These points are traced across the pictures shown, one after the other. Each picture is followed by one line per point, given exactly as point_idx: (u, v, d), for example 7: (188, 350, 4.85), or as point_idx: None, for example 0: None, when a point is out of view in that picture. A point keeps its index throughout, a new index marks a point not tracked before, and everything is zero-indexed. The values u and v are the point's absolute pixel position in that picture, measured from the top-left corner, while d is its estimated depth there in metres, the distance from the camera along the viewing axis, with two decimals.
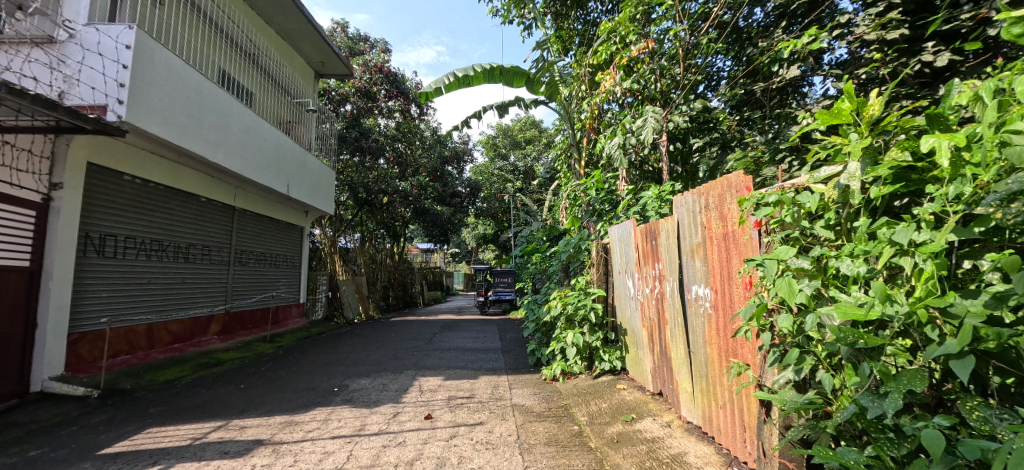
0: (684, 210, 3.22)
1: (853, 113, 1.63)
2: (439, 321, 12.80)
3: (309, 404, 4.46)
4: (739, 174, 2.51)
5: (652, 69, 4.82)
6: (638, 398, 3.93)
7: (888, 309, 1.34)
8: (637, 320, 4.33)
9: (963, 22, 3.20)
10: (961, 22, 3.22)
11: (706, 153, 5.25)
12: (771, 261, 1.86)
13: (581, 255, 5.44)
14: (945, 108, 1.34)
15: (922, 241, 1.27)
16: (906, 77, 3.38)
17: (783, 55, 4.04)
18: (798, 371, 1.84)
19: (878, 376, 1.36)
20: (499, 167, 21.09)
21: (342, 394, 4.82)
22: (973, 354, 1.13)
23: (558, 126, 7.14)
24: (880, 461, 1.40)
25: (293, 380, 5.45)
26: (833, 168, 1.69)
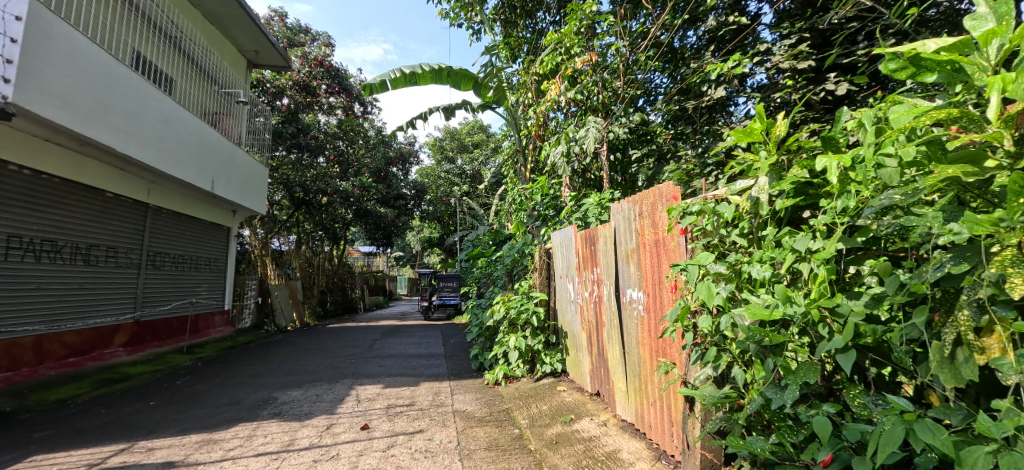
0: (621, 218, 3.37)
1: (763, 132, 1.80)
2: (380, 327, 12.46)
3: (231, 420, 4.19)
4: (669, 184, 2.67)
5: (595, 81, 5.02)
6: (577, 398, 4.05)
7: (789, 309, 1.49)
8: (576, 323, 4.45)
9: (861, 58, 3.62)
10: (859, 57, 3.64)
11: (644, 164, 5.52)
12: (694, 266, 2.01)
13: (525, 260, 5.55)
14: (836, 132, 1.50)
15: (816, 248, 1.43)
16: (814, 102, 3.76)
17: (710, 76, 4.35)
18: (717, 368, 1.99)
19: (781, 370, 1.52)
20: (446, 170, 20.96)
21: (270, 407, 4.58)
22: (855, 349, 1.27)
23: (505, 132, 7.23)
24: (782, 448, 1.55)
25: (214, 394, 5.10)
26: (746, 182, 1.85)
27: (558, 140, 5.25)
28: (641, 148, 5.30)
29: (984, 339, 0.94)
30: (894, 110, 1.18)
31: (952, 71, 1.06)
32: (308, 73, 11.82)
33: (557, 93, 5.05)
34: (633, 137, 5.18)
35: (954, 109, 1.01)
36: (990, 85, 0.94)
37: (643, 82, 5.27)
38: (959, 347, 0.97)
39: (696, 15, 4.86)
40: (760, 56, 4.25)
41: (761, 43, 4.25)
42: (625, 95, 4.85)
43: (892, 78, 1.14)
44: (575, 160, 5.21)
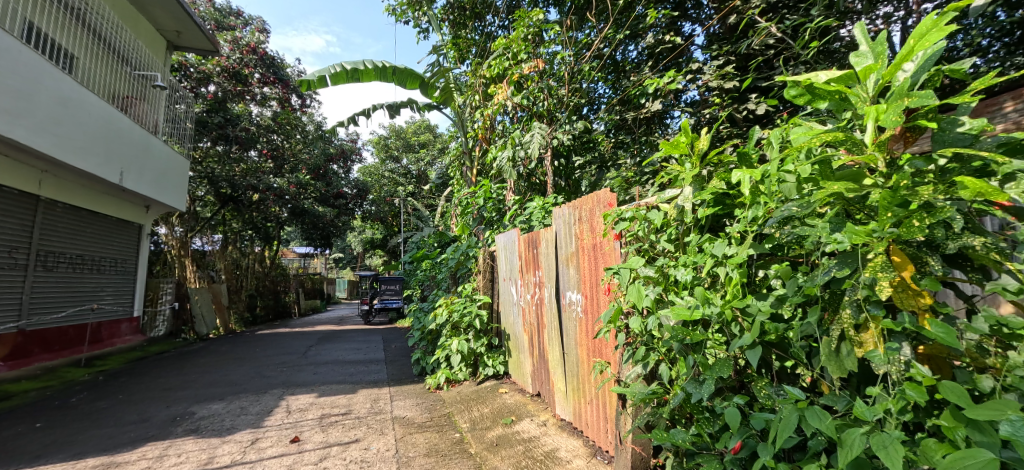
0: (561, 222, 3.48)
1: (688, 145, 1.94)
2: (316, 333, 11.94)
3: (139, 440, 3.87)
4: (607, 190, 2.79)
5: (540, 88, 5.12)
6: (518, 400, 4.11)
7: (707, 309, 1.61)
8: (518, 325, 4.52)
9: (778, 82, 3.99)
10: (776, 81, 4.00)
11: (587, 171, 5.70)
12: (626, 270, 2.13)
13: (468, 263, 5.55)
14: (750, 148, 1.65)
15: (731, 253, 1.56)
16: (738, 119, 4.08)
17: (648, 90, 4.59)
18: (645, 366, 2.10)
19: (700, 366, 1.64)
20: (390, 169, 20.53)
21: (186, 424, 4.27)
22: (761, 346, 1.40)
23: (452, 133, 7.21)
24: (700, 438, 1.68)
25: (120, 412, 4.68)
26: (673, 191, 1.98)
27: (504, 143, 5.33)
28: (584, 155, 5.48)
29: (861, 336, 1.06)
30: (795, 131, 1.31)
31: (839, 100, 1.19)
32: (239, 59, 11.02)
33: (503, 97, 5.12)
34: (577, 144, 5.33)
35: (840, 133, 1.13)
36: (867, 114, 1.07)
37: (586, 92, 5.45)
38: (843, 342, 1.09)
39: (634, 32, 5.13)
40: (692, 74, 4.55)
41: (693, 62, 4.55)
42: (569, 104, 5.00)
43: (793, 103, 1.28)
44: (519, 164, 5.30)
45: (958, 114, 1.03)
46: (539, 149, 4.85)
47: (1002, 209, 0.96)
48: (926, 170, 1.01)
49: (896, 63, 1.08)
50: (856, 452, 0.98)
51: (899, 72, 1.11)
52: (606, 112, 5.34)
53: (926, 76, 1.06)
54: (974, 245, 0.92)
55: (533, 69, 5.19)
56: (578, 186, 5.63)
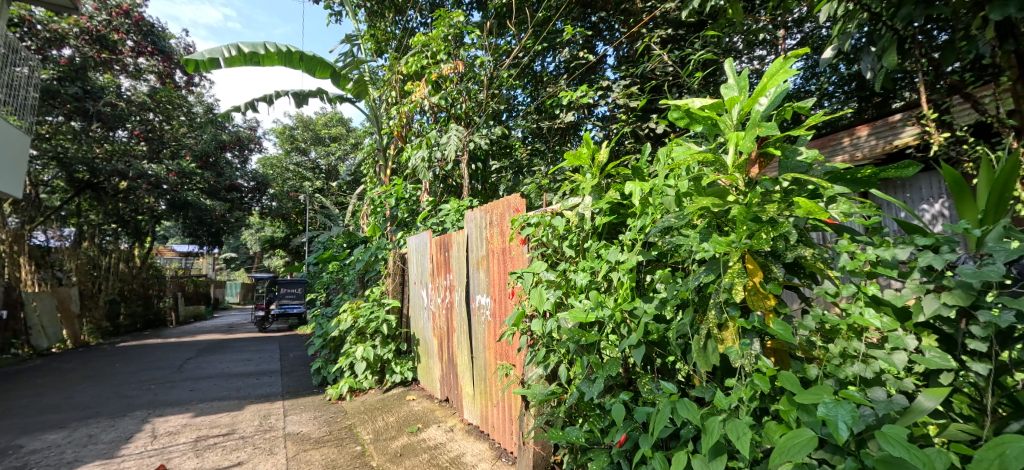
0: (473, 225, 3.50)
1: (589, 157, 2.05)
2: (197, 343, 10.73)
3: None
4: (517, 195, 2.87)
5: (460, 90, 5.13)
6: (425, 407, 4.04)
7: (600, 311, 1.73)
8: (428, 330, 4.45)
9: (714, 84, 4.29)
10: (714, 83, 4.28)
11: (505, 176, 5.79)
12: (529, 274, 2.20)
13: (377, 265, 5.34)
14: (643, 161, 1.79)
15: (623, 260, 1.67)
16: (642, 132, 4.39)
17: (562, 102, 4.83)
18: (545, 367, 2.18)
19: (593, 365, 1.74)
20: (295, 162, 19.27)
21: (10, 460, 3.62)
22: (645, 344, 1.53)
23: (366, 129, 6.95)
24: (593, 433, 1.78)
25: None
26: (575, 199, 2.10)
27: (417, 143, 5.26)
28: (501, 160, 5.57)
29: (721, 333, 1.19)
30: (676, 150, 1.45)
31: (711, 125, 1.35)
32: (106, 22, 9.73)
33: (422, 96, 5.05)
34: (494, 149, 5.40)
35: (708, 155, 1.28)
36: (729, 139, 1.22)
37: (504, 97, 5.57)
38: (709, 339, 1.22)
39: (552, 44, 5.38)
40: (602, 91, 4.87)
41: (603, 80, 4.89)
42: (487, 107, 5.07)
43: (675, 124, 1.42)
44: (434, 166, 5.25)
45: (798, 145, 1.21)
46: (456, 151, 4.85)
47: (829, 225, 1.14)
48: (772, 191, 1.18)
49: (753, 96, 1.25)
50: (714, 438, 1.11)
51: (755, 105, 1.28)
52: (524, 120, 5.52)
53: (776, 110, 1.24)
54: (805, 255, 1.09)
55: (452, 70, 5.18)
56: (493, 190, 5.70)
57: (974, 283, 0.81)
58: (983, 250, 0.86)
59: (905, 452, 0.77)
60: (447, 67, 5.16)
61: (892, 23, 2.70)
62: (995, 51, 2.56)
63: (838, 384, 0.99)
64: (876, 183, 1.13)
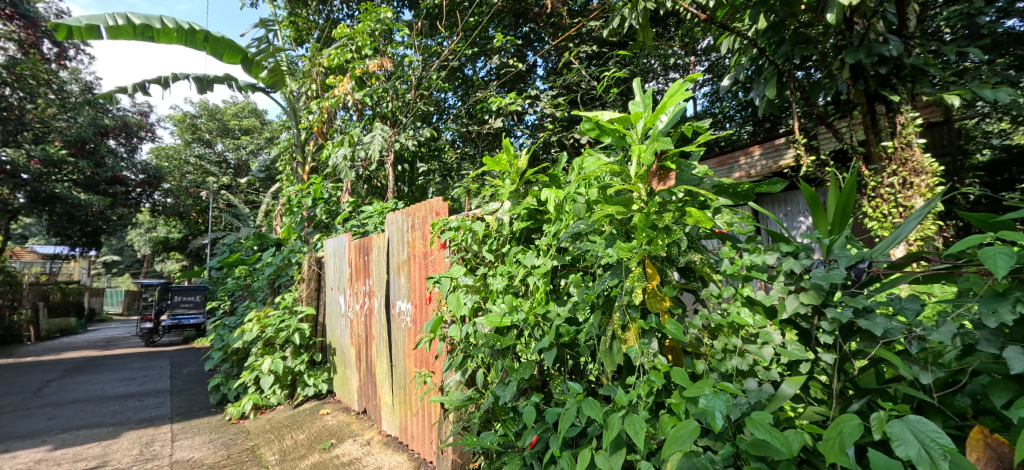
0: (394, 228, 3.41)
1: (508, 163, 2.08)
2: (64, 362, 9.34)
3: None
4: (439, 199, 2.84)
5: (386, 88, 5.03)
6: (341, 420, 3.85)
7: (515, 316, 1.76)
8: (345, 338, 4.25)
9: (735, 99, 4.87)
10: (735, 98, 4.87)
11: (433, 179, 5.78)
12: (446, 279, 2.18)
13: (289, 269, 5.01)
14: (560, 169, 1.86)
15: (539, 265, 1.71)
16: (566, 140, 4.58)
17: (491, 107, 4.93)
18: (462, 373, 2.17)
19: (508, 370, 1.76)
20: (197, 154, 17.70)
21: None
22: (556, 347, 1.57)
23: (281, 124, 6.57)
24: (507, 438, 1.80)
25: None
26: (495, 204, 2.13)
27: (337, 141, 5.06)
28: (429, 162, 5.61)
29: (624, 334, 1.27)
30: (588, 160, 1.52)
31: (620, 137, 1.44)
32: None
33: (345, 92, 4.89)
34: (422, 151, 5.43)
35: (615, 166, 1.36)
36: (633, 152, 1.31)
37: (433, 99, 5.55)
38: (614, 340, 1.29)
39: (483, 50, 5.45)
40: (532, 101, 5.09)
41: (532, 89, 5.12)
42: (415, 107, 5.01)
43: (587, 135, 1.50)
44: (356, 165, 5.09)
45: (691, 160, 1.34)
46: (380, 151, 4.77)
47: (715, 233, 1.26)
48: (668, 201, 1.28)
49: (656, 113, 1.36)
50: (615, 434, 1.17)
51: (657, 121, 1.38)
52: (453, 123, 5.55)
53: (674, 127, 1.35)
54: (694, 260, 1.19)
55: (378, 67, 5.07)
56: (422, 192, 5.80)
57: (824, 284, 0.95)
58: (832, 256, 1.00)
59: (769, 434, 0.87)
60: (373, 64, 5.05)
61: (775, 58, 3.07)
62: (852, 88, 3.02)
63: (720, 377, 1.10)
64: (753, 197, 1.28)
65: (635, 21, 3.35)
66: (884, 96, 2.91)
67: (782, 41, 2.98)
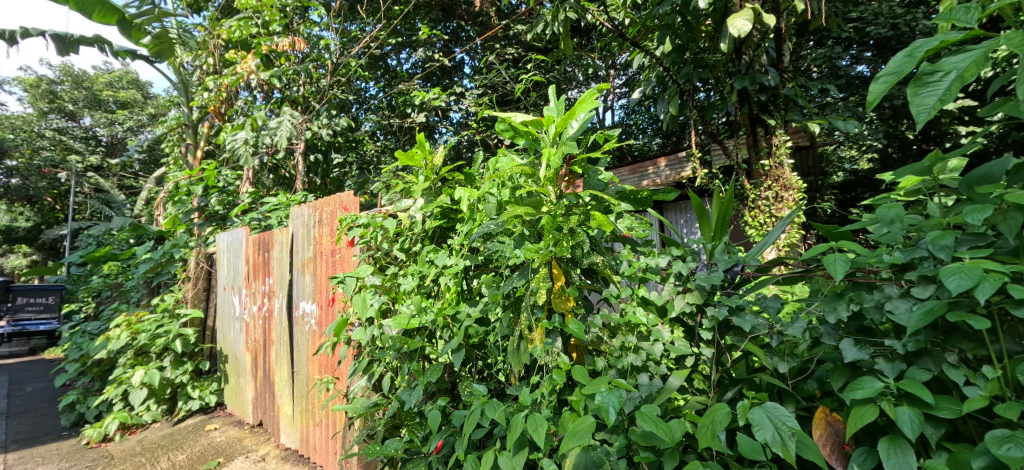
0: (299, 223, 3.18)
1: (422, 159, 2.02)
2: None
3: None
4: (349, 193, 2.71)
5: (297, 70, 4.72)
6: (231, 436, 3.50)
7: (423, 317, 1.72)
8: (240, 344, 3.88)
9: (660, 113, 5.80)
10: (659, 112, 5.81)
11: (347, 171, 5.57)
12: (351, 278, 2.07)
13: (172, 267, 4.47)
14: (475, 170, 1.86)
15: (451, 264, 1.68)
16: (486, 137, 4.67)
17: (415, 101, 4.93)
18: (368, 379, 2.05)
19: (414, 373, 1.71)
20: (57, 128, 15.25)
21: None
22: (465, 348, 1.55)
23: (169, 99, 5.89)
24: (412, 445, 1.75)
25: None
26: (407, 201, 2.07)
27: (236, 124, 4.64)
28: (345, 153, 5.47)
29: (531, 334, 1.29)
30: (501, 160, 1.53)
31: (532, 139, 1.46)
32: None
33: (250, 72, 4.51)
34: (338, 141, 5.21)
35: (526, 167, 1.38)
36: (543, 155, 1.34)
37: (355, 88, 5.67)
38: (522, 340, 1.31)
39: (407, 42, 5.66)
40: (457, 97, 5.20)
41: (457, 87, 5.37)
42: (328, 95, 4.76)
43: (500, 135, 1.52)
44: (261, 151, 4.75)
45: (598, 167, 1.41)
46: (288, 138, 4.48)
47: (618, 237, 1.34)
48: (575, 204, 1.33)
49: (566, 118, 1.40)
50: (518, 434, 1.18)
51: (567, 126, 1.43)
52: (375, 115, 5.63)
53: (583, 133, 1.40)
54: (597, 261, 1.26)
55: (289, 47, 4.65)
56: (334, 185, 5.61)
57: (706, 285, 1.05)
58: (713, 260, 1.10)
59: (654, 426, 0.94)
60: (284, 42, 4.60)
61: (677, 78, 3.33)
62: (739, 111, 3.38)
63: (617, 373, 1.16)
64: (651, 204, 1.37)
65: (555, 28, 3.46)
66: (764, 120, 3.29)
67: (684, 62, 3.24)
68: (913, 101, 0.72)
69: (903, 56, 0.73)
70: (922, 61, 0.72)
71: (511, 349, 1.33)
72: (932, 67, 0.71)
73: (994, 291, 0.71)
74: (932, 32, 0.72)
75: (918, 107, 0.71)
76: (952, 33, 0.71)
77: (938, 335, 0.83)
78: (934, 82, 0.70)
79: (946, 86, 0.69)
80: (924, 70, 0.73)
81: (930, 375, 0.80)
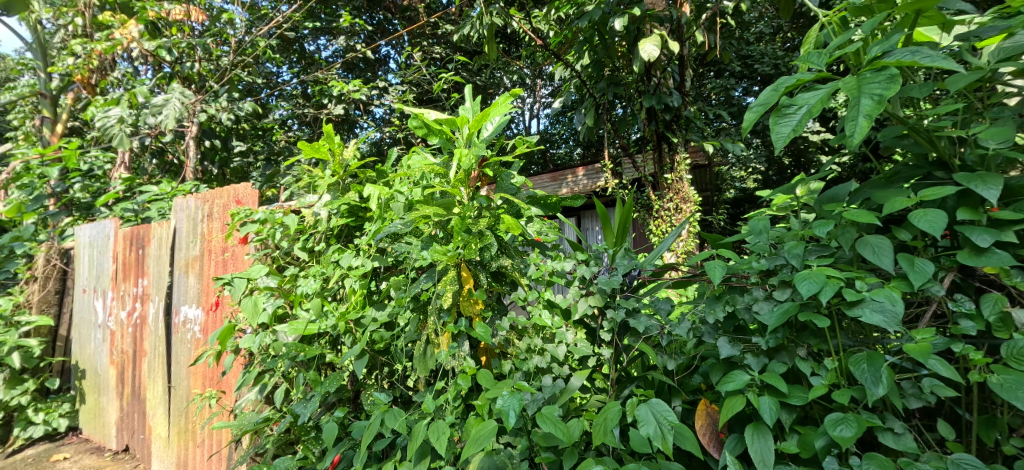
0: (182, 216, 2.84)
1: (330, 152, 1.89)
2: None
3: None
4: (245, 184, 2.48)
5: (190, 44, 4.23)
6: (86, 465, 3.02)
7: (323, 322, 1.62)
8: (103, 356, 3.37)
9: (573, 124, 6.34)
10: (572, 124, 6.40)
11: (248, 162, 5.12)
12: (241, 280, 1.89)
13: (13, 264, 3.75)
14: (387, 168, 1.79)
15: (356, 266, 1.60)
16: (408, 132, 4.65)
17: (333, 91, 4.82)
18: (259, 392, 1.87)
19: (310, 384, 1.59)
20: None
21: None
22: (368, 354, 1.49)
23: (20, 62, 4.98)
24: (306, 461, 1.63)
25: None
26: (312, 197, 1.95)
27: (110, 98, 4.03)
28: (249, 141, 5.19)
29: (437, 338, 1.28)
30: (413, 159, 1.49)
31: (445, 139, 1.45)
32: None
33: (131, 39, 3.93)
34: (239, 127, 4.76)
35: (438, 168, 1.35)
36: (455, 156, 1.33)
37: (263, 71, 5.29)
38: (429, 345, 1.28)
39: (328, 28, 5.54)
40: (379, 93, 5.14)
41: (381, 80, 5.29)
42: (229, 76, 4.34)
43: (413, 133, 1.48)
44: (142, 132, 4.19)
45: (510, 171, 1.42)
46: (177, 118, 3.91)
47: (526, 241, 1.38)
48: (485, 207, 1.33)
49: (480, 120, 1.40)
50: (420, 442, 1.14)
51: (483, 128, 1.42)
52: (287, 102, 5.36)
53: (497, 136, 1.41)
54: (504, 265, 1.27)
55: (183, 16, 4.30)
56: (234, 176, 5.19)
57: (606, 288, 1.11)
58: (614, 264, 1.17)
59: (553, 426, 0.97)
60: (177, 10, 4.32)
61: (593, 91, 3.51)
62: (647, 127, 3.63)
63: (522, 375, 1.18)
64: (560, 209, 1.43)
65: (480, 30, 3.48)
66: (668, 137, 3.56)
67: (600, 77, 3.43)
68: (773, 129, 0.83)
69: (770, 90, 0.84)
70: (783, 95, 0.83)
71: (419, 355, 1.30)
72: (789, 101, 0.82)
73: (833, 293, 0.83)
74: (791, 72, 0.83)
75: (777, 134, 0.81)
76: (805, 74, 0.83)
77: (793, 333, 0.95)
78: (790, 113, 0.81)
79: (799, 118, 0.80)
80: (784, 102, 0.84)
81: (786, 368, 0.92)
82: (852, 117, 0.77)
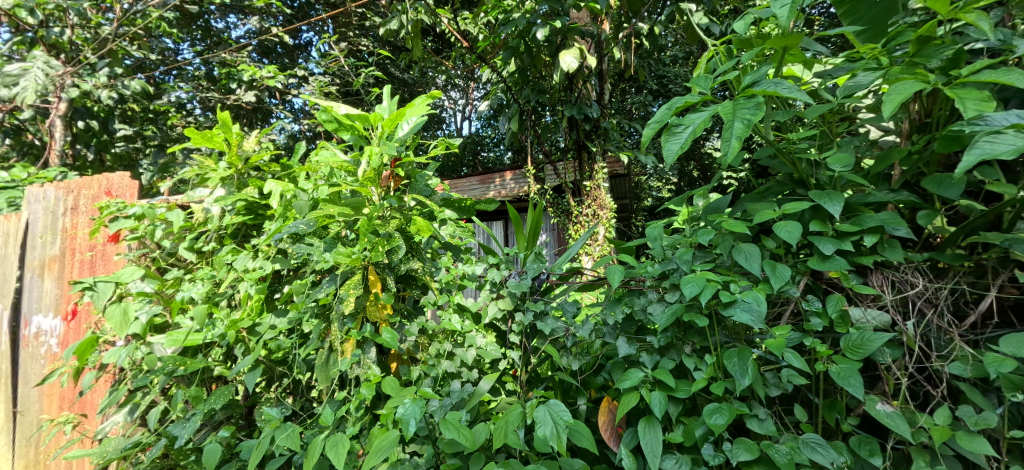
0: (35, 209, 2.41)
1: (225, 142, 1.71)
2: None
3: None
4: (122, 174, 2.19)
5: (61, 7, 3.63)
6: None
7: (208, 331, 1.46)
8: None
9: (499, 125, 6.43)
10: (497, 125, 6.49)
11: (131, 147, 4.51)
12: (106, 284, 1.64)
13: None
14: (293, 164, 1.67)
15: (253, 268, 1.47)
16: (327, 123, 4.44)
17: (242, 76, 4.48)
18: (128, 413, 1.64)
19: (189, 401, 1.43)
20: None
21: None
22: (262, 366, 1.37)
23: None
24: None
25: None
26: (202, 191, 1.76)
27: None
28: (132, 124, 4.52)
29: (341, 345, 1.22)
30: (321, 155, 1.41)
31: (358, 136, 1.39)
32: None
33: None
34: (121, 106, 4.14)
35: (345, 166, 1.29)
36: (364, 152, 1.27)
37: (158, 45, 4.74)
38: (333, 352, 1.22)
39: (239, 6, 5.13)
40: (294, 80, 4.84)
41: (299, 69, 4.98)
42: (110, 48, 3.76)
43: (323, 126, 1.39)
44: None
45: (427, 172, 1.39)
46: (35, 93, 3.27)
47: (438, 245, 1.36)
48: (396, 208, 1.29)
49: (396, 118, 1.35)
50: (315, 457, 1.08)
51: (399, 127, 1.37)
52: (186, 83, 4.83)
53: (413, 137, 1.37)
54: (414, 268, 1.25)
55: None
56: (116, 162, 4.56)
57: (516, 292, 1.13)
58: (525, 269, 1.19)
59: (457, 433, 0.97)
60: None
61: (518, 97, 3.59)
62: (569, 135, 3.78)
63: (431, 381, 1.17)
64: (474, 212, 1.43)
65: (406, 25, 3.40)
66: (588, 147, 3.74)
67: (525, 83, 3.51)
68: (663, 145, 0.90)
69: (663, 110, 0.92)
70: (674, 115, 0.91)
71: (321, 364, 1.23)
72: (678, 121, 0.90)
73: (711, 296, 0.92)
74: (681, 93, 0.91)
75: (667, 150, 0.88)
76: (692, 97, 0.91)
77: (680, 332, 1.04)
78: (679, 131, 0.89)
79: (686, 135, 0.88)
80: (674, 122, 0.91)
81: (674, 364, 1.01)
82: (727, 138, 0.86)
